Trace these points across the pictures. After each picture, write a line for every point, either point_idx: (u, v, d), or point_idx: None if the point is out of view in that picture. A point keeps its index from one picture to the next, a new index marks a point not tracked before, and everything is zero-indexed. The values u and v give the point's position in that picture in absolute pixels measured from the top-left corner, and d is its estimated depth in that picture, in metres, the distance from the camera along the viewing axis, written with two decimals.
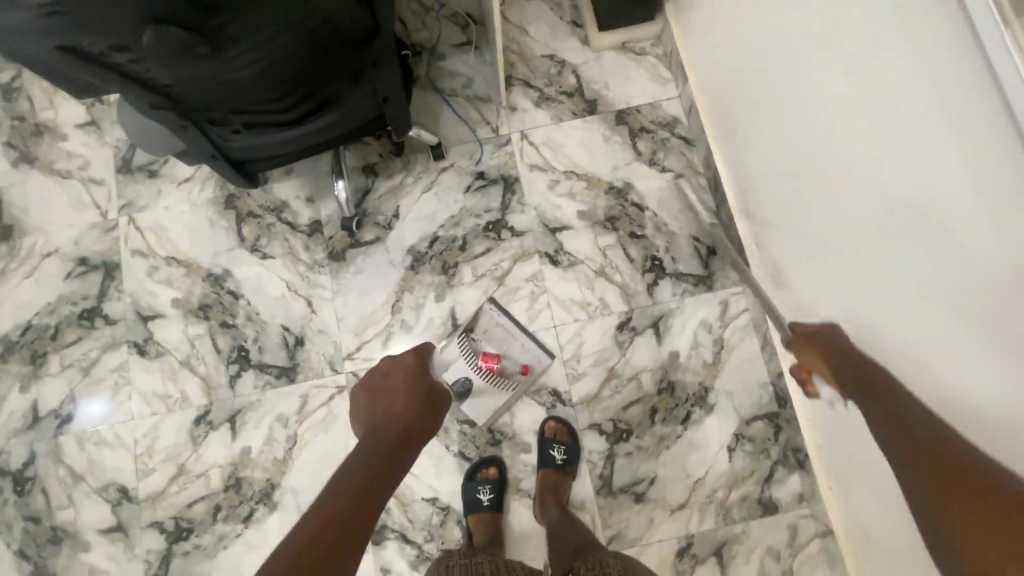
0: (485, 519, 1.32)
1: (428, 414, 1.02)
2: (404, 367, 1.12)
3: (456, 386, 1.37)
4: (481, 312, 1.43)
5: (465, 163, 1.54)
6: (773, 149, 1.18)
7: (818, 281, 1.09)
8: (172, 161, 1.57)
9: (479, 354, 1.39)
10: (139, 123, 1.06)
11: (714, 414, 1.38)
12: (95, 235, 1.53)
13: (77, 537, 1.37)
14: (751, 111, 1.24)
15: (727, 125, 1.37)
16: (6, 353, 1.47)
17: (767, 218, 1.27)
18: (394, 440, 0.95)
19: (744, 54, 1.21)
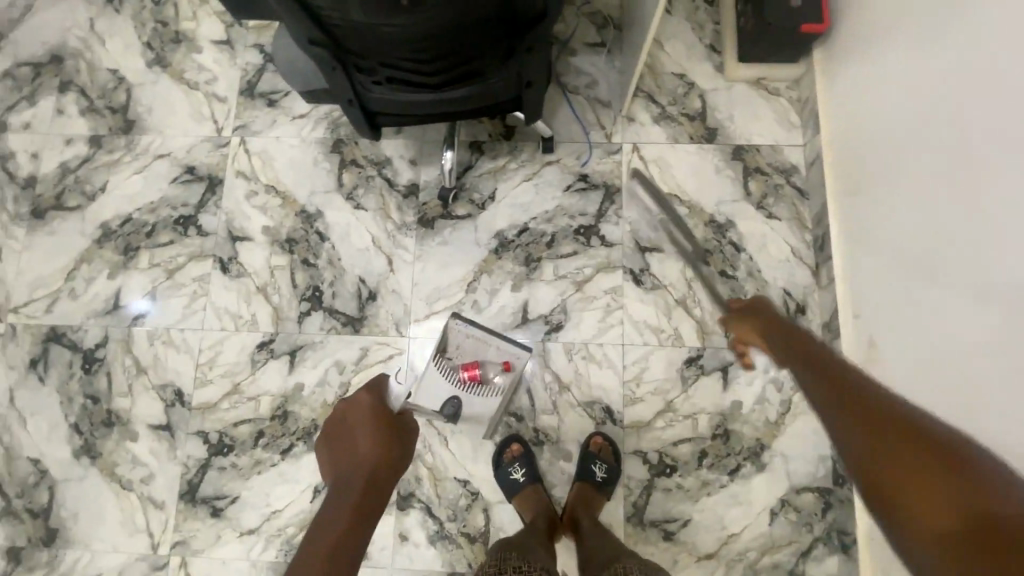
0: (530, 495, 1.31)
1: (396, 445, 0.98)
2: (357, 407, 1.05)
3: (446, 411, 1.32)
4: (447, 330, 1.37)
5: (571, 162, 1.52)
6: (885, 237, 1.23)
7: (894, 311, 1.20)
8: (292, 95, 1.61)
9: (459, 367, 1.34)
10: (289, 54, 1.10)
11: (764, 472, 1.34)
12: (207, 148, 1.59)
13: (127, 425, 1.44)
14: (872, 192, 1.27)
15: (837, 200, 1.39)
16: (103, 239, 1.54)
17: (846, 257, 1.35)
18: (362, 487, 0.89)
19: (881, 136, 1.24)
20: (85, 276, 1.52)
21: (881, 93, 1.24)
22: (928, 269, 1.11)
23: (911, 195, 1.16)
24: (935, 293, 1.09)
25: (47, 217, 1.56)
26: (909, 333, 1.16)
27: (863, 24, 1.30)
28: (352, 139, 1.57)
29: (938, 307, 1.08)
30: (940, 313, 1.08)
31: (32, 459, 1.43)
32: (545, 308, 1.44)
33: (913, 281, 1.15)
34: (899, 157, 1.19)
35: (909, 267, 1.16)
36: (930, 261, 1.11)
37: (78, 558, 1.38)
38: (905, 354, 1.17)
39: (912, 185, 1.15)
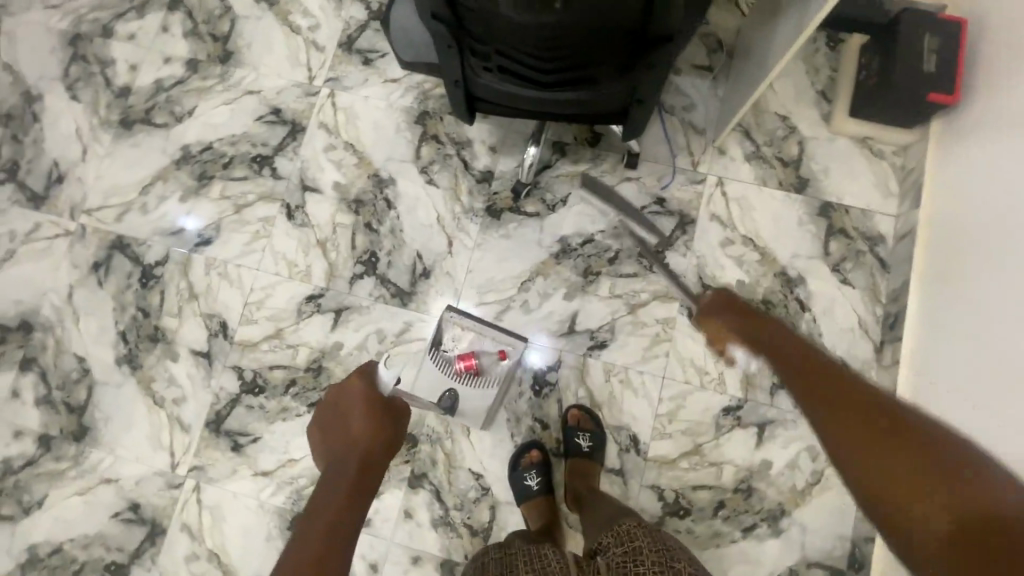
0: (541, 504, 1.31)
1: (387, 426, 0.98)
2: (354, 388, 1.05)
3: (443, 402, 1.34)
4: (442, 323, 1.37)
5: (651, 182, 1.48)
6: (967, 341, 1.18)
7: (957, 373, 1.18)
8: (388, 57, 1.59)
9: (455, 358, 1.35)
10: (412, 22, 1.12)
11: (779, 538, 1.31)
12: (296, 93, 1.59)
13: (171, 345, 1.48)
14: (964, 290, 1.22)
15: (918, 287, 1.33)
16: (181, 161, 1.57)
17: (919, 313, 1.32)
18: (357, 469, 0.91)
19: (986, 236, 1.19)
20: (159, 194, 1.56)
21: (994, 193, 1.19)
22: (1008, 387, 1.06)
23: (1006, 307, 1.11)
24: (1011, 415, 1.04)
25: (133, 129, 1.59)
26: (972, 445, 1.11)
27: (994, 112, 1.23)
28: (437, 114, 1.55)
29: (1005, 391, 1.07)
30: (1003, 397, 1.07)
31: (78, 357, 1.48)
32: (592, 323, 1.42)
33: (989, 394, 1.10)
34: (1001, 266, 1.14)
35: (987, 379, 1.11)
36: (1012, 379, 1.06)
37: (102, 459, 1.44)
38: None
39: (1009, 294, 1.11)
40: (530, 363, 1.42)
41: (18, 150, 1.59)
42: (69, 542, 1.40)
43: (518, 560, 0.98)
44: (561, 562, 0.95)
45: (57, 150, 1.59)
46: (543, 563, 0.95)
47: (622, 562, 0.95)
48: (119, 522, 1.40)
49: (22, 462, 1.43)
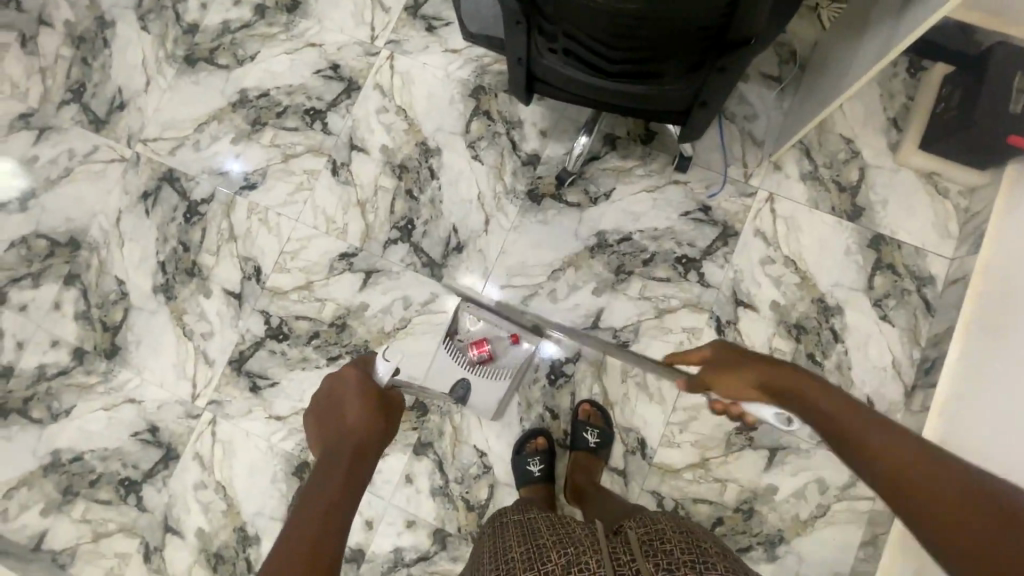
0: (541, 491, 1.32)
1: (382, 424, 0.96)
2: (349, 385, 1.00)
3: (456, 391, 1.37)
4: (458, 314, 1.42)
5: (699, 189, 1.44)
6: (1002, 402, 1.13)
7: (989, 427, 1.14)
8: (452, 27, 1.58)
9: (468, 347, 1.38)
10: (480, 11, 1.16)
11: (773, 563, 1.29)
12: (357, 51, 1.59)
13: (206, 282, 1.53)
14: (1011, 347, 1.16)
15: (965, 336, 1.27)
16: (237, 104, 1.59)
17: (961, 361, 1.26)
18: (348, 462, 0.88)
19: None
20: (213, 133, 1.59)
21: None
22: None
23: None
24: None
25: (196, 67, 1.62)
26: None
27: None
28: (493, 90, 1.53)
29: None
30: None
31: (118, 280, 1.54)
32: (618, 322, 1.41)
33: (1014, 462, 1.05)
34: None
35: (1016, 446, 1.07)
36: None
37: (129, 380, 1.50)
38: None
39: None
40: (547, 354, 1.42)
41: (86, 73, 1.64)
42: (89, 453, 1.47)
43: (538, 523, 0.92)
44: (588, 533, 0.85)
45: (122, 78, 1.63)
46: (569, 530, 0.88)
47: (646, 538, 0.83)
48: (138, 441, 1.47)
49: (56, 370, 1.51)
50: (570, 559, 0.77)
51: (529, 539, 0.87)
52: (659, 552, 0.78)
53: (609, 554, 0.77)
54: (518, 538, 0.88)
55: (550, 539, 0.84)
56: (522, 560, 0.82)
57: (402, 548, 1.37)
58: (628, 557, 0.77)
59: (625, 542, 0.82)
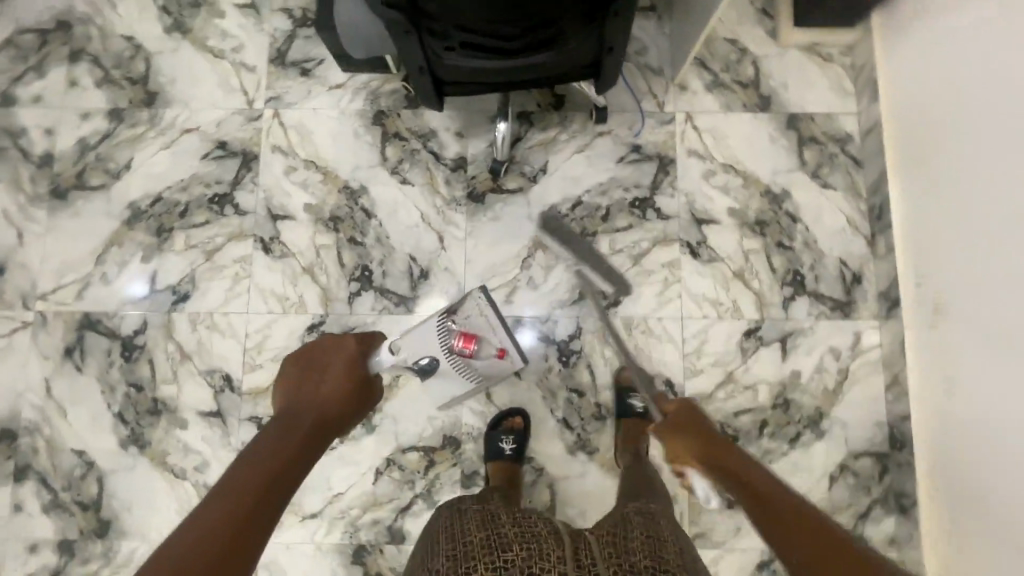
0: (504, 468, 1.30)
1: (356, 403, 0.98)
2: (346, 354, 1.05)
3: (420, 364, 1.20)
4: (468, 296, 1.29)
5: (623, 133, 1.47)
6: (937, 262, 1.25)
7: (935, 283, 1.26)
8: (326, 63, 1.50)
9: (456, 332, 1.23)
10: None
11: (823, 439, 1.36)
12: (238, 121, 1.48)
13: (176, 413, 1.38)
14: (926, 207, 1.28)
15: (906, 185, 1.35)
16: (132, 219, 1.45)
17: (902, 213, 1.36)
18: (313, 421, 0.90)
19: (967, 151, 1.16)
20: (116, 259, 1.43)
21: (974, 114, 1.14)
22: (976, 311, 1.14)
23: (989, 240, 1.10)
24: (1002, 362, 1.08)
25: (69, 198, 1.46)
26: (962, 371, 1.18)
27: (958, 24, 1.16)
28: (393, 110, 1.48)
29: (968, 306, 1.17)
30: (968, 310, 1.17)
31: (77, 451, 1.37)
32: (602, 283, 1.42)
33: (963, 310, 1.18)
34: (982, 193, 1.12)
35: (976, 314, 1.14)
36: (999, 329, 1.08)
37: (135, 549, 1.34)
38: (956, 394, 1.20)
39: (960, 213, 1.19)
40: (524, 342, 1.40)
41: None
42: None
43: (499, 516, 0.90)
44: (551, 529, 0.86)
45: None
46: (530, 522, 0.87)
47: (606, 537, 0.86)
48: None
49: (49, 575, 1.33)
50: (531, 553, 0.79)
51: (491, 530, 0.86)
52: (617, 554, 0.82)
53: (572, 554, 0.81)
54: (479, 540, 0.85)
55: (510, 530, 0.85)
56: (483, 568, 0.80)
57: None
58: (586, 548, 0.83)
59: (587, 541, 0.85)
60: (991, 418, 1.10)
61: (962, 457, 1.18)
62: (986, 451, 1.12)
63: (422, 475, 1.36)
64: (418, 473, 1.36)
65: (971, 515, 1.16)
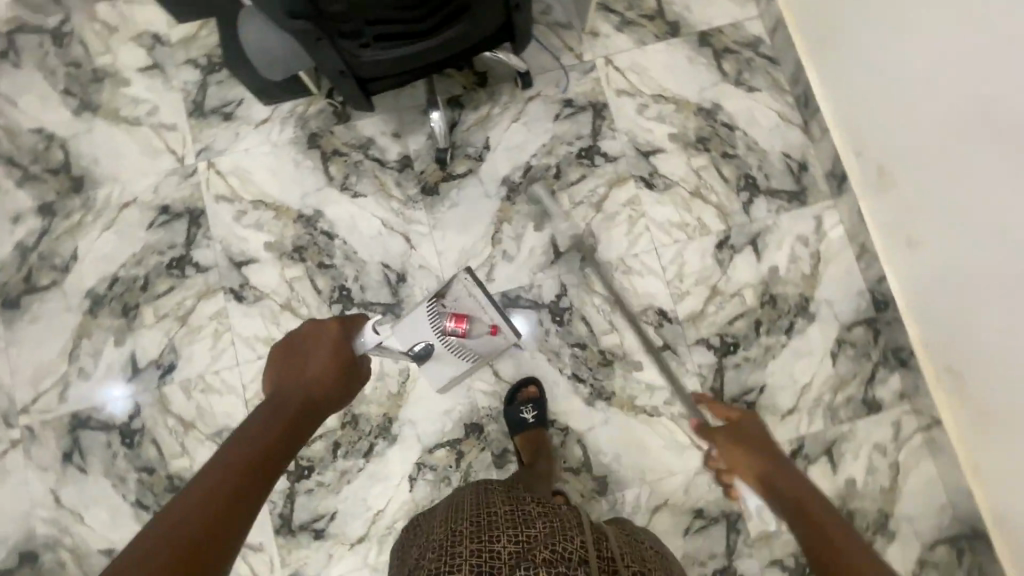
0: (531, 437, 1.32)
1: (341, 388, 0.99)
2: (324, 339, 1.03)
3: (415, 350, 1.30)
4: (455, 280, 1.34)
5: (551, 92, 1.50)
6: (868, 148, 1.35)
7: (867, 166, 1.37)
8: (245, 102, 1.49)
9: (448, 315, 1.30)
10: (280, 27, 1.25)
11: (816, 321, 1.43)
12: (174, 181, 1.46)
13: None
14: (853, 96, 1.35)
15: (853, 113, 1.36)
16: (94, 307, 1.41)
17: (829, 90, 1.41)
18: (299, 405, 0.89)
19: (913, 72, 1.17)
20: (90, 351, 1.39)
21: (934, 63, 1.12)
22: (910, 205, 1.27)
23: (920, 153, 1.20)
24: (954, 268, 1.20)
25: (22, 304, 1.41)
26: (904, 249, 1.32)
27: None
28: (325, 129, 1.48)
29: (899, 195, 1.30)
30: (901, 197, 1.29)
31: (105, 551, 1.33)
32: (573, 237, 1.45)
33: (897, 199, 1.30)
34: (942, 141, 1.14)
35: (925, 222, 1.24)
36: (935, 231, 1.22)
37: None
38: (905, 263, 1.33)
39: (889, 118, 1.26)
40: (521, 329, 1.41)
41: None
42: None
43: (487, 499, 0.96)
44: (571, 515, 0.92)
45: None
46: (555, 509, 0.93)
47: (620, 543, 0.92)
48: None
49: None
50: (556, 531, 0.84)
51: (518, 514, 0.90)
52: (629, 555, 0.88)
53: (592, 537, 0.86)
54: (469, 517, 0.90)
55: (534, 512, 0.91)
56: (469, 540, 0.84)
57: None
58: (607, 546, 0.86)
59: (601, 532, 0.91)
60: (938, 293, 1.26)
61: (922, 318, 1.32)
62: (941, 318, 1.27)
63: (455, 468, 1.37)
64: (451, 468, 1.37)
65: (969, 415, 1.26)
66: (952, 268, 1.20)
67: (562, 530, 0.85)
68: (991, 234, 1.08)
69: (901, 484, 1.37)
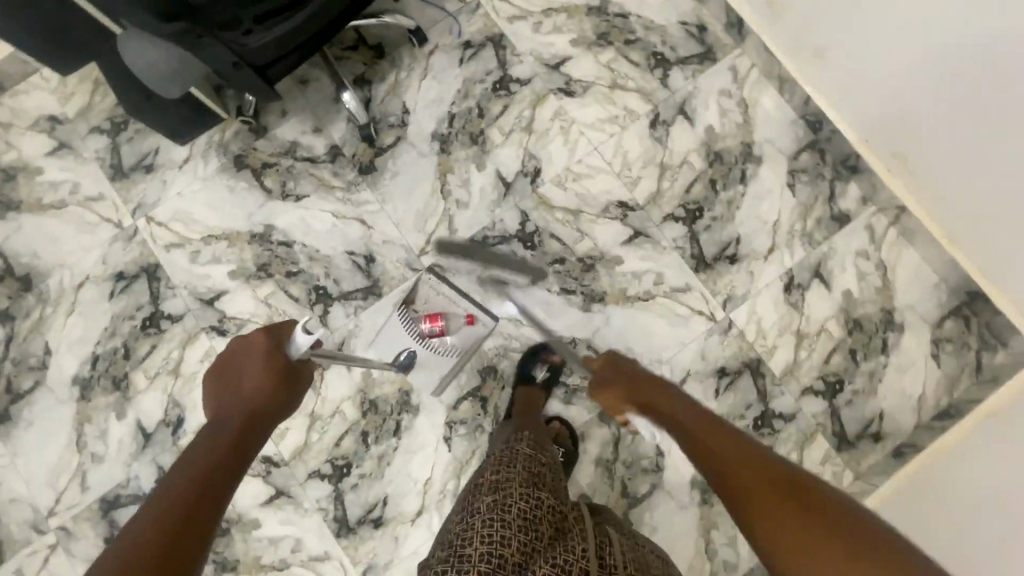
0: (534, 394, 1.33)
1: (283, 395, 0.94)
2: (255, 348, 0.95)
3: (400, 360, 1.35)
4: (420, 284, 1.39)
5: (448, 40, 1.52)
6: None
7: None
8: (162, 149, 1.48)
9: (422, 318, 1.34)
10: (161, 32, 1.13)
11: (764, 162, 1.47)
12: (121, 246, 1.45)
13: (243, 519, 1.34)
14: None
15: (833, 55, 1.34)
16: (85, 391, 1.39)
17: None
18: (235, 427, 0.87)
19: None
20: (96, 434, 1.37)
21: (946, 17, 1.10)
22: (841, 57, 1.33)
23: (870, 30, 1.24)
24: (878, 118, 1.33)
25: (12, 414, 1.38)
26: (827, 82, 1.40)
27: None
28: (248, 147, 1.48)
29: (823, 43, 1.34)
30: (828, 44, 1.34)
31: None
32: (516, 165, 1.48)
33: (822, 44, 1.35)
34: (935, 78, 1.17)
35: (855, 76, 1.32)
36: (866, 93, 1.32)
37: None
38: (828, 90, 1.41)
39: None
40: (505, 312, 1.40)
41: None
42: None
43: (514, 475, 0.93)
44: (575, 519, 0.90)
45: None
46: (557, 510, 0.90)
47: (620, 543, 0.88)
48: None
49: None
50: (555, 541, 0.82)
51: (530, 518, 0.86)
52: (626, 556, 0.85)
53: (593, 541, 0.84)
54: (489, 502, 0.87)
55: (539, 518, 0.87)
56: (478, 543, 0.80)
57: (599, 453, 1.37)
58: (609, 552, 0.84)
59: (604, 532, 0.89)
60: (862, 125, 1.38)
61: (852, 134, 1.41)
62: (868, 141, 1.39)
63: (484, 414, 1.39)
64: (480, 416, 1.38)
65: (915, 197, 1.36)
66: (875, 121, 1.34)
67: (563, 539, 0.83)
68: (925, 122, 1.24)
69: (893, 279, 1.43)
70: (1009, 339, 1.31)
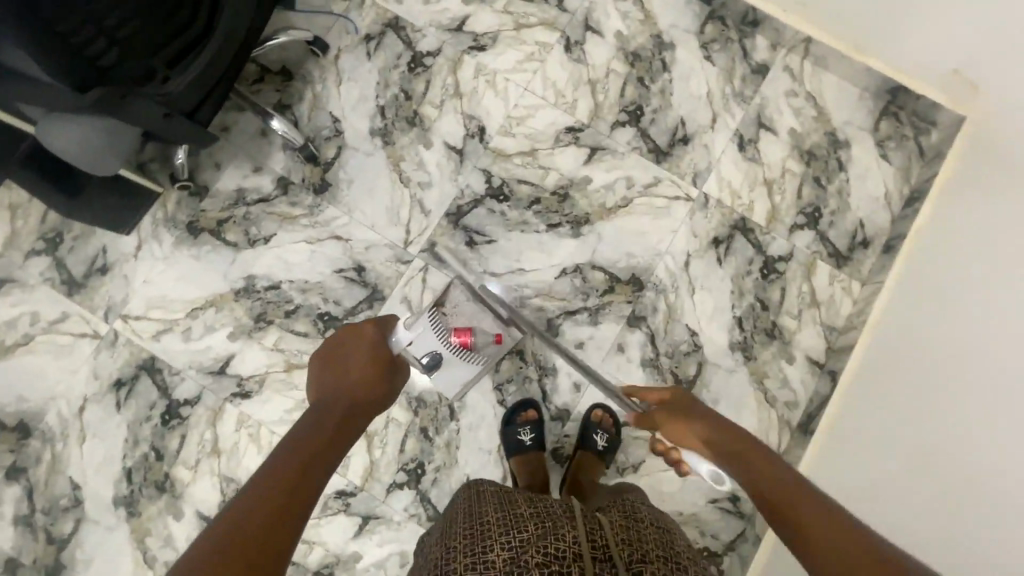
0: (585, 460, 1.33)
1: (373, 398, 1.06)
2: (361, 350, 1.15)
3: (424, 362, 1.23)
4: (451, 287, 1.40)
5: (347, 40, 1.52)
6: None
7: None
8: (109, 246, 1.42)
9: (455, 332, 1.27)
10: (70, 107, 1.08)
11: (677, 45, 1.56)
12: (107, 355, 1.38)
13: (342, 558, 1.32)
14: None
15: None
16: (132, 507, 1.33)
17: None
18: (331, 426, 0.96)
19: None
20: (160, 544, 1.32)
21: None
22: None
23: None
24: None
25: (66, 561, 1.30)
26: None
27: None
28: (196, 212, 1.44)
29: None
30: None
31: None
32: (460, 130, 1.50)
33: None
34: None
35: None
36: None
37: None
38: None
39: None
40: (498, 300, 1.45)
41: None
42: None
43: (484, 504, 0.93)
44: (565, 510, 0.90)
45: None
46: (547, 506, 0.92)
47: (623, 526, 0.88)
48: None
49: None
50: (543, 532, 0.82)
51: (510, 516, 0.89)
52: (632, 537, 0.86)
53: (585, 529, 0.83)
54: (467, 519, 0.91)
55: (526, 510, 0.89)
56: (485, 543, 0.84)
57: (641, 356, 1.43)
58: (601, 534, 0.84)
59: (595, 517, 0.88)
60: None
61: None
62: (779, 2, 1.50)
63: (526, 365, 1.42)
64: (523, 368, 1.42)
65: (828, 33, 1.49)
66: None
67: (553, 528, 0.82)
68: None
69: (825, 103, 1.54)
70: (934, 116, 1.48)
